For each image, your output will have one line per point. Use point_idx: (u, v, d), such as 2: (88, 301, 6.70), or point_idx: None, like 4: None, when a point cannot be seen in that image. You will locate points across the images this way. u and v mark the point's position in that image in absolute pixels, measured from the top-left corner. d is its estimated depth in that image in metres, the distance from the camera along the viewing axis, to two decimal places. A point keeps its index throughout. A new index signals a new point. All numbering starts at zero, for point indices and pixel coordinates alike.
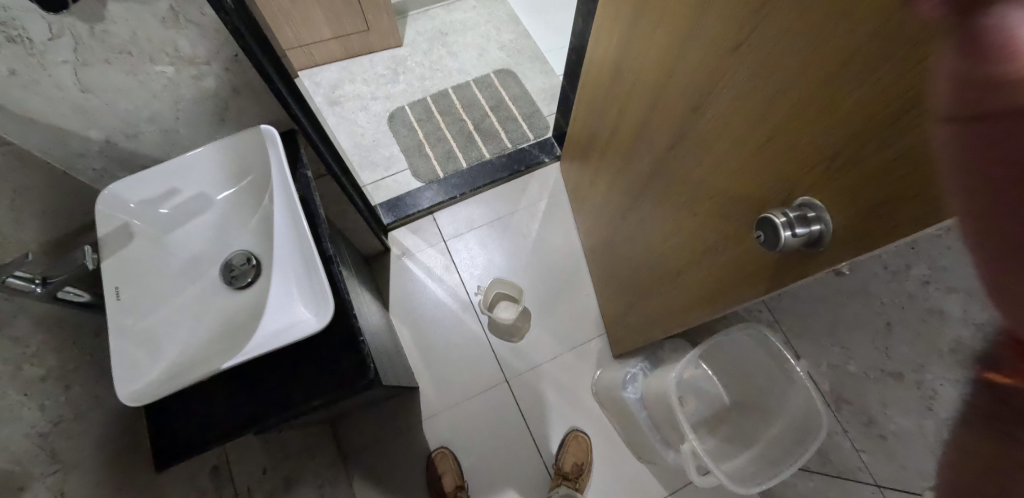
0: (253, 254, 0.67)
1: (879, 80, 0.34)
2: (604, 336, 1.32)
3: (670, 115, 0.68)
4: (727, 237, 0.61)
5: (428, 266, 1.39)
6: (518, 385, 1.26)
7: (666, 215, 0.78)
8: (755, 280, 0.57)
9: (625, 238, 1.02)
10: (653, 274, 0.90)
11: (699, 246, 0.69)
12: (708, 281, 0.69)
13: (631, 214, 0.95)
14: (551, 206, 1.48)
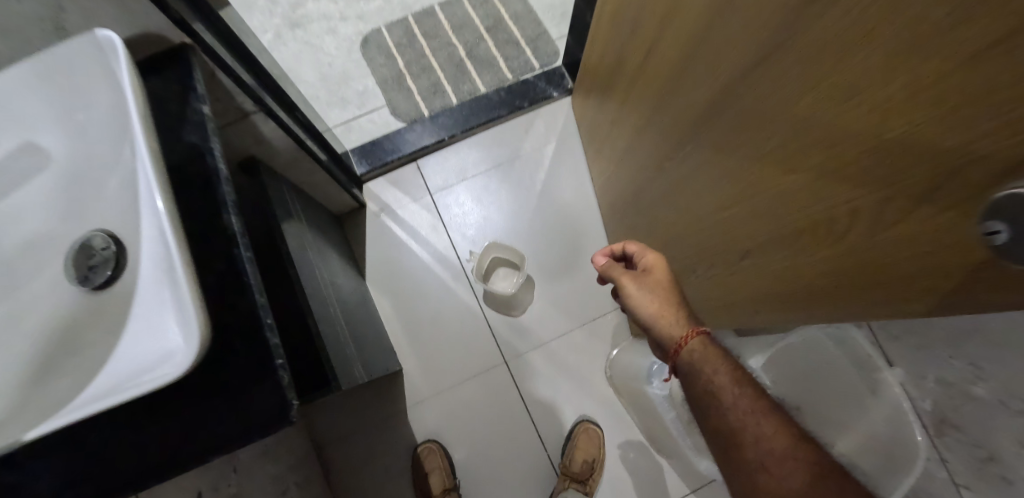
0: (110, 233, 0.45)
1: (827, 173, 0.38)
2: (622, 309, 1.11)
3: (699, 104, 0.56)
4: (756, 251, 0.54)
5: (412, 226, 1.17)
6: (518, 366, 1.08)
7: (690, 203, 0.67)
8: (813, 305, 0.46)
9: (666, 195, 0.76)
10: (706, 248, 0.67)
11: (733, 245, 0.59)
12: (740, 288, 0.60)
13: (675, 166, 0.70)
14: (561, 153, 1.22)
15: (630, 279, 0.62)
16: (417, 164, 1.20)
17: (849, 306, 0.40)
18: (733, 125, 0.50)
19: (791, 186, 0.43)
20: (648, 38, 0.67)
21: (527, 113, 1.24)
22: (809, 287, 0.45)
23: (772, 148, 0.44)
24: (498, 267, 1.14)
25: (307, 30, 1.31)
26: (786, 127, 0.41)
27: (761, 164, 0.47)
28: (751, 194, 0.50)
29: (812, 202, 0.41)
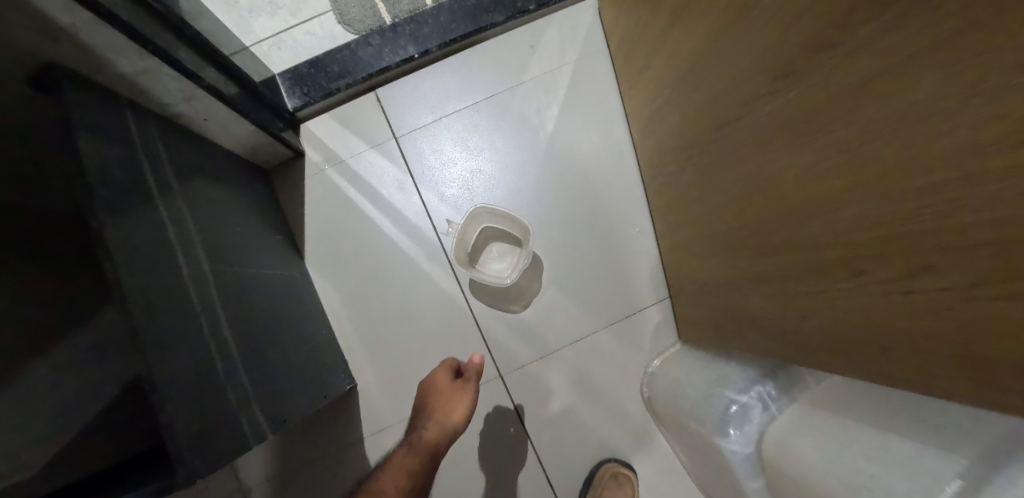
0: None
1: (911, 206, 0.27)
2: (664, 303, 0.80)
3: (739, 82, 0.42)
4: (790, 272, 0.43)
5: (370, 185, 0.83)
6: (518, 381, 0.78)
7: (725, 203, 0.52)
8: (866, 329, 0.36)
9: (738, 167, 0.47)
10: (797, 265, 0.41)
11: (792, 263, 0.42)
12: (809, 319, 0.43)
13: (758, 127, 0.42)
14: (582, 81, 0.85)
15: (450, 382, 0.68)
16: (375, 96, 0.84)
17: (938, 389, 0.30)
18: (786, 117, 0.37)
19: (853, 217, 0.33)
20: None
21: (534, 19, 0.85)
22: (875, 346, 0.35)
23: (835, 160, 0.33)
24: (489, 240, 0.82)
25: None
26: (858, 133, 0.29)
27: (811, 178, 0.36)
28: (801, 214, 0.38)
29: (870, 245, 0.32)
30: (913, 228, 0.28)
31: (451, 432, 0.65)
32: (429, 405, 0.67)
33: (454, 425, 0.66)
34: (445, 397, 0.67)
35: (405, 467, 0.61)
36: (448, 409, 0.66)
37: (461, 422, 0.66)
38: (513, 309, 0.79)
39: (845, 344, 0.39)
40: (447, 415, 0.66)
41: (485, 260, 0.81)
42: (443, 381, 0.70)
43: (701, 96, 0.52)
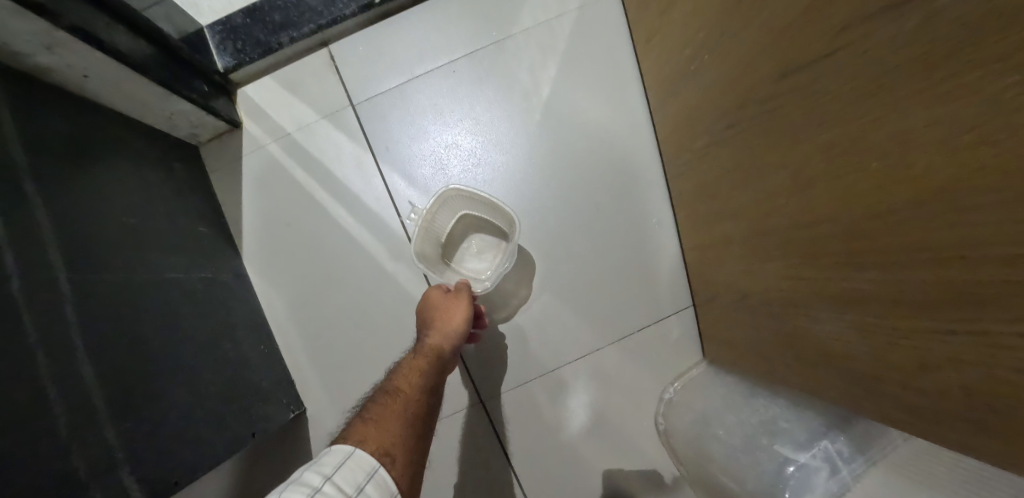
0: None
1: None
2: (684, 313, 0.65)
3: (794, 26, 0.31)
4: (831, 279, 0.34)
5: (323, 166, 0.67)
6: (506, 407, 0.64)
7: (763, 189, 0.41)
8: (918, 366, 0.28)
9: (806, 136, 0.33)
10: (883, 283, 0.29)
11: (837, 273, 0.33)
12: (870, 352, 0.32)
13: (851, 75, 0.27)
14: (586, 35, 0.68)
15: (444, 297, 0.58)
16: (328, 53, 0.68)
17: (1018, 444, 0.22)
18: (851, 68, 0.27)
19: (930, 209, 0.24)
20: None
21: None
22: (929, 370, 0.27)
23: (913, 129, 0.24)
24: (465, 230, 0.66)
25: None
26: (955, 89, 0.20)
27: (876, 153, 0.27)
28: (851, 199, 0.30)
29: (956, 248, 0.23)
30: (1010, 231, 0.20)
31: (458, 336, 0.54)
32: (423, 322, 0.57)
33: (460, 329, 0.55)
34: (442, 304, 0.57)
35: (412, 370, 0.50)
36: (447, 318, 0.56)
37: (468, 326, 0.56)
38: (500, 320, 0.65)
39: (909, 388, 0.29)
40: (448, 323, 0.55)
41: (458, 254, 0.66)
42: (434, 300, 0.58)
43: (759, 29, 0.35)
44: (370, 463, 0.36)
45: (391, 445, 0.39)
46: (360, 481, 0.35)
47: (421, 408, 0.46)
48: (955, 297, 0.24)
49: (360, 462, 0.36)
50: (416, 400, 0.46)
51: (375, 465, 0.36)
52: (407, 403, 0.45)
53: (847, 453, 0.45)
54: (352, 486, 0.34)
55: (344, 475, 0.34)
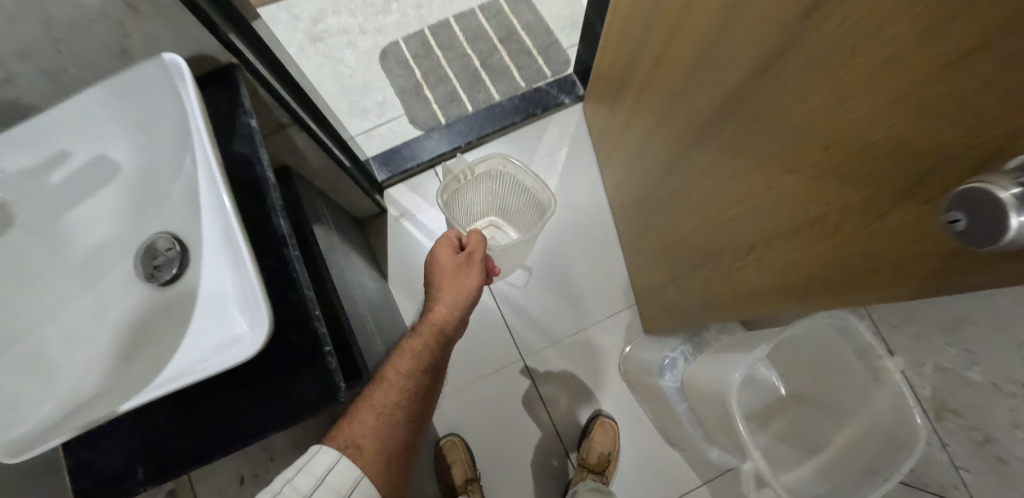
0: (178, 235, 0.50)
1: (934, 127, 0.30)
2: (632, 308, 1.16)
3: (654, 174, 0.86)
4: (679, 269, 0.85)
5: (431, 231, 1.22)
6: (535, 362, 1.12)
7: (654, 235, 0.94)
8: (706, 293, 0.77)
9: (664, 211, 0.85)
10: (689, 265, 0.80)
11: (680, 266, 0.84)
12: (692, 297, 0.83)
13: (766, 103, 0.47)
14: (573, 159, 1.26)
15: (455, 260, 0.72)
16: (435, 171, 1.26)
17: (741, 307, 0.67)
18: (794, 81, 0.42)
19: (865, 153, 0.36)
20: (654, 49, 0.71)
21: (540, 120, 1.28)
22: (713, 294, 0.74)
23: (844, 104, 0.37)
24: (474, 198, 1.06)
25: (329, 43, 1.36)
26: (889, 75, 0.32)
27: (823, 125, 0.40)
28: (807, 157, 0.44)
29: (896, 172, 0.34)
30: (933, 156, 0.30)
31: (456, 309, 0.66)
32: (441, 275, 0.70)
33: (457, 303, 0.66)
34: (450, 272, 0.70)
35: (413, 344, 0.61)
36: (457, 281, 0.69)
37: (469, 295, 0.68)
38: (530, 312, 1.15)
39: (703, 304, 0.79)
40: (456, 284, 0.69)
41: (461, 209, 1.05)
42: (447, 252, 0.73)
43: (721, 48, 0.53)
44: (329, 461, 0.49)
45: (359, 439, 0.51)
46: (322, 472, 0.48)
47: (410, 387, 0.57)
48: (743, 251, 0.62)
49: (317, 467, 0.48)
50: (405, 383, 0.56)
51: (336, 455, 0.49)
52: (392, 391, 0.55)
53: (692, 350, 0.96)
54: (312, 481, 0.47)
55: (302, 481, 0.47)
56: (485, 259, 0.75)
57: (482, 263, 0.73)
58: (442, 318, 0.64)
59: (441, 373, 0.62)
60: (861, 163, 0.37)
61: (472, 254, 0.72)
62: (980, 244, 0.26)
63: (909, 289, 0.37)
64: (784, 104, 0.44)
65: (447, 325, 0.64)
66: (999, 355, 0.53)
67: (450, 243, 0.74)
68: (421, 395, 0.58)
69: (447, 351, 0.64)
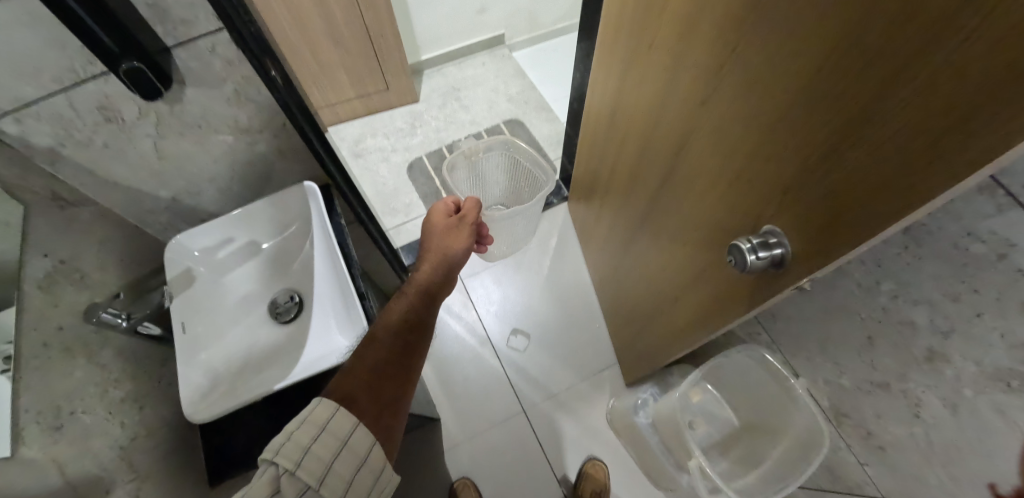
0: (294, 291, 0.83)
1: (880, 72, 0.37)
2: (616, 366, 1.36)
3: (619, 252, 1.16)
4: (643, 322, 1.10)
5: (446, 304, 1.46)
6: (535, 414, 1.30)
7: (624, 298, 1.20)
8: (660, 338, 1.02)
9: (630, 279, 1.13)
10: (650, 320, 1.05)
11: (645, 320, 1.09)
12: (654, 344, 1.06)
13: (738, 87, 0.54)
14: (561, 244, 1.56)
15: (442, 225, 0.82)
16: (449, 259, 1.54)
17: (682, 343, 0.91)
18: (760, 64, 0.50)
19: (820, 111, 0.44)
20: (610, 164, 1.06)
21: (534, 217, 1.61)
22: (665, 339, 0.99)
23: (804, 73, 0.44)
24: (478, 176, 1.38)
25: (367, 159, 1.75)
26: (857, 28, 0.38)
27: (782, 96, 0.48)
28: (765, 132, 0.52)
29: (846, 127, 0.41)
30: (880, 98, 0.37)
31: (444, 261, 0.75)
32: (437, 230, 0.81)
33: (444, 258, 0.75)
34: (439, 234, 0.80)
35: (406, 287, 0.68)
36: (445, 241, 0.79)
37: (457, 252, 0.78)
38: (529, 371, 1.36)
39: (662, 349, 1.02)
40: (450, 238, 0.81)
41: (467, 183, 1.36)
42: (443, 214, 0.84)
43: (674, 97, 0.69)
44: (329, 411, 0.51)
45: (354, 394, 0.54)
46: (320, 424, 0.50)
47: (406, 317, 0.63)
48: (677, 299, 0.88)
49: (317, 418, 0.50)
50: (401, 314, 0.63)
51: (332, 407, 0.51)
52: (390, 321, 0.61)
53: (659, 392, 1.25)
54: (315, 430, 0.49)
55: (303, 432, 0.49)
56: (476, 221, 0.87)
57: (474, 224, 0.85)
58: (438, 261, 0.75)
59: (440, 301, 0.70)
60: (713, 236, 0.68)
61: (461, 219, 0.83)
62: (742, 269, 0.57)
63: (744, 307, 0.65)
64: (731, 120, 0.57)
65: (446, 263, 0.76)
66: (857, 362, 0.75)
67: (448, 206, 0.86)
68: (416, 322, 0.63)
69: (448, 283, 0.74)
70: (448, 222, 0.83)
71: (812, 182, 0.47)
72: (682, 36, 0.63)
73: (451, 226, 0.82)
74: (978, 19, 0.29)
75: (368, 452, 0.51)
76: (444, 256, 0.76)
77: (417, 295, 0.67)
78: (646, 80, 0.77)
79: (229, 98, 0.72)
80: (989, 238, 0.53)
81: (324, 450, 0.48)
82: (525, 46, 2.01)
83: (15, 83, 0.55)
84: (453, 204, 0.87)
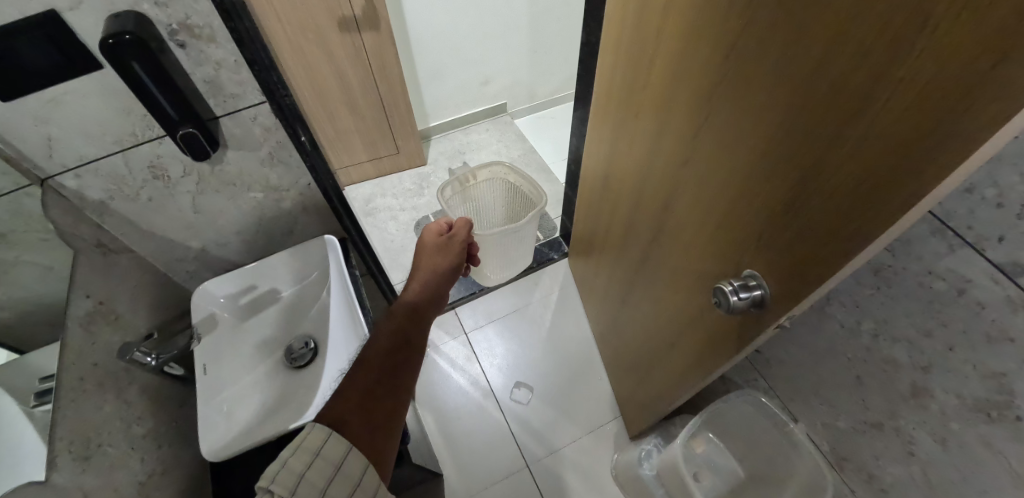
0: (310, 338, 0.88)
1: (845, 102, 0.41)
2: (619, 418, 1.35)
3: (614, 303, 1.23)
4: (642, 371, 1.12)
5: (451, 357, 1.47)
6: (539, 470, 1.27)
7: (622, 346, 1.24)
8: (659, 385, 1.03)
9: (626, 329, 1.18)
10: (649, 370, 1.08)
11: (644, 368, 1.11)
12: (654, 392, 1.08)
13: (721, 120, 0.59)
14: (563, 296, 1.61)
15: (434, 244, 0.90)
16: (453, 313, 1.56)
17: (680, 391, 0.93)
18: (740, 97, 0.54)
19: (795, 136, 0.48)
20: (606, 221, 1.14)
21: (535, 271, 1.67)
22: (665, 390, 1.01)
23: (780, 103, 0.48)
24: (474, 200, 1.52)
25: (377, 218, 1.84)
26: (821, 63, 0.42)
27: (762, 125, 0.52)
28: (748, 159, 0.56)
29: (820, 150, 0.45)
30: (845, 126, 0.42)
31: (431, 282, 0.83)
32: (428, 250, 0.89)
33: (431, 280, 0.83)
34: (430, 252, 0.88)
35: (398, 310, 0.74)
36: (435, 261, 0.87)
37: (444, 272, 0.85)
38: (533, 424, 1.35)
39: (661, 396, 1.04)
40: (439, 258, 0.88)
41: (464, 207, 1.50)
42: (435, 234, 0.92)
43: (658, 157, 0.78)
44: (323, 436, 0.53)
45: (346, 416, 0.57)
46: (314, 449, 0.51)
47: (397, 338, 0.69)
48: (669, 345, 0.93)
49: (310, 444, 0.52)
50: (393, 335, 0.69)
51: (326, 432, 0.53)
52: (383, 343, 0.67)
53: (662, 441, 1.24)
54: (309, 455, 0.51)
55: (297, 459, 0.50)
56: (467, 241, 0.94)
57: (463, 244, 0.92)
58: (426, 282, 0.82)
59: (428, 319, 0.77)
60: (702, 282, 0.74)
61: (450, 239, 0.91)
62: (727, 309, 0.63)
63: (727, 349, 0.70)
64: (708, 168, 0.65)
65: (435, 283, 0.83)
66: (851, 403, 0.78)
67: (440, 226, 0.93)
68: (407, 343, 0.69)
69: (436, 301, 0.81)
70: (439, 241, 0.91)
71: (781, 227, 0.53)
72: (662, 107, 0.73)
73: (441, 245, 0.90)
74: (904, 72, 0.36)
75: (361, 476, 0.52)
76: (431, 277, 0.84)
77: (408, 316, 0.73)
78: (635, 143, 0.87)
79: (263, 160, 0.79)
80: (948, 276, 0.56)
81: (319, 475, 0.50)
82: (524, 114, 2.20)
83: (82, 143, 0.63)
84: (445, 225, 0.94)
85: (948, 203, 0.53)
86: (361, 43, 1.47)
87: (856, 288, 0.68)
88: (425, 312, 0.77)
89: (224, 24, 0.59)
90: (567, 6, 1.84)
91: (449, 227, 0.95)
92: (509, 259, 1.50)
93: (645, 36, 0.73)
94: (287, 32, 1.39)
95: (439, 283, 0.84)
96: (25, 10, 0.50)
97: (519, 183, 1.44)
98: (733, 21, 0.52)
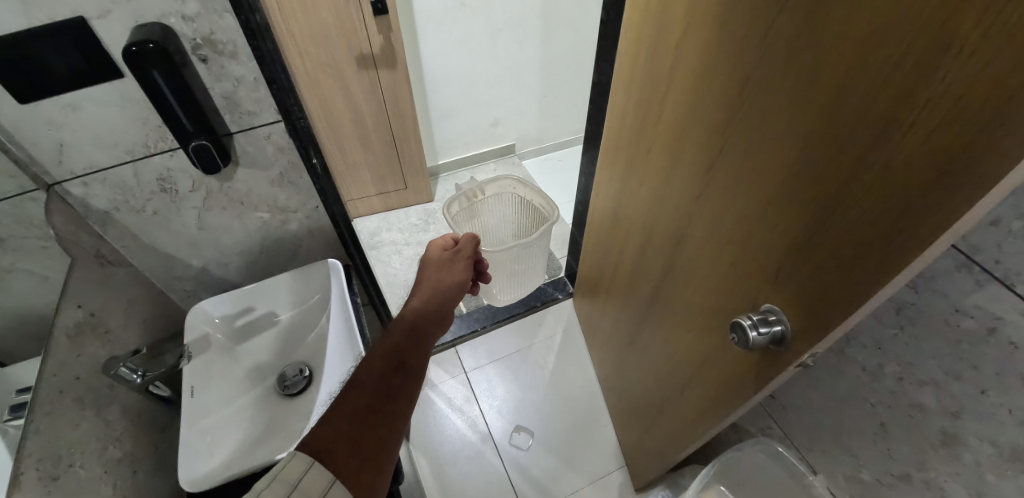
0: (305, 366, 0.84)
1: (865, 132, 0.41)
2: (625, 467, 1.27)
3: (619, 339, 1.20)
4: (651, 417, 1.06)
5: (450, 397, 1.41)
6: None
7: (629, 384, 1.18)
8: (670, 431, 0.97)
9: (632, 367, 1.14)
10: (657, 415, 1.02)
11: (652, 409, 1.05)
12: (662, 439, 1.02)
13: (736, 147, 0.59)
14: (567, 338, 1.56)
15: (439, 258, 0.89)
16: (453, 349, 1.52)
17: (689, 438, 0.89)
18: (757, 125, 0.55)
19: (813, 164, 0.47)
20: (614, 260, 1.13)
21: (540, 310, 1.64)
22: (675, 439, 0.95)
23: (799, 132, 0.48)
24: (481, 216, 1.53)
25: (381, 251, 1.83)
26: (842, 89, 0.43)
27: (780, 152, 0.52)
28: (764, 188, 0.55)
29: (839, 178, 0.45)
30: (866, 154, 0.41)
31: (436, 297, 0.81)
32: (433, 264, 0.88)
33: (435, 295, 0.81)
34: (436, 267, 0.87)
35: (399, 326, 0.72)
36: (440, 275, 0.86)
37: (451, 287, 0.85)
38: (533, 473, 1.27)
39: (670, 442, 0.97)
40: (444, 273, 0.87)
41: (470, 223, 1.50)
42: (440, 249, 0.91)
43: (671, 192, 0.78)
44: (302, 467, 0.48)
45: (331, 444, 0.52)
46: (292, 481, 0.47)
47: (394, 356, 0.66)
48: (680, 384, 0.88)
49: (288, 476, 0.47)
50: (391, 353, 0.66)
51: (308, 462, 0.49)
52: (382, 361, 0.64)
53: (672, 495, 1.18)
54: (286, 488, 0.46)
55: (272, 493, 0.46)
56: (473, 257, 0.94)
57: (469, 259, 0.92)
58: (429, 297, 0.81)
59: (429, 337, 0.74)
60: (715, 318, 0.71)
61: (456, 252, 0.91)
62: (745, 347, 0.59)
63: (742, 391, 0.67)
64: (723, 198, 0.64)
65: (439, 300, 0.81)
66: (874, 453, 0.73)
67: (445, 241, 0.93)
68: (404, 361, 0.66)
69: (439, 318, 0.79)
70: (445, 254, 0.90)
71: (800, 260, 0.52)
72: (676, 140, 0.74)
73: (446, 259, 0.89)
74: (922, 101, 0.36)
75: None
76: (435, 291, 0.82)
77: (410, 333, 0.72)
78: (647, 177, 0.86)
79: (273, 180, 0.79)
80: (976, 314, 0.54)
81: None
82: (532, 156, 2.25)
83: (93, 151, 0.63)
84: (450, 240, 0.94)
85: (972, 238, 0.53)
86: (378, 80, 1.52)
87: (879, 327, 0.66)
88: (428, 331, 0.75)
89: (248, 42, 0.61)
90: (577, 55, 1.93)
91: (456, 241, 0.95)
92: (518, 276, 1.52)
93: (659, 73, 0.75)
94: (307, 66, 1.45)
95: (443, 297, 0.82)
96: (55, 15, 0.51)
97: (529, 196, 1.45)
98: (751, 53, 0.53)
